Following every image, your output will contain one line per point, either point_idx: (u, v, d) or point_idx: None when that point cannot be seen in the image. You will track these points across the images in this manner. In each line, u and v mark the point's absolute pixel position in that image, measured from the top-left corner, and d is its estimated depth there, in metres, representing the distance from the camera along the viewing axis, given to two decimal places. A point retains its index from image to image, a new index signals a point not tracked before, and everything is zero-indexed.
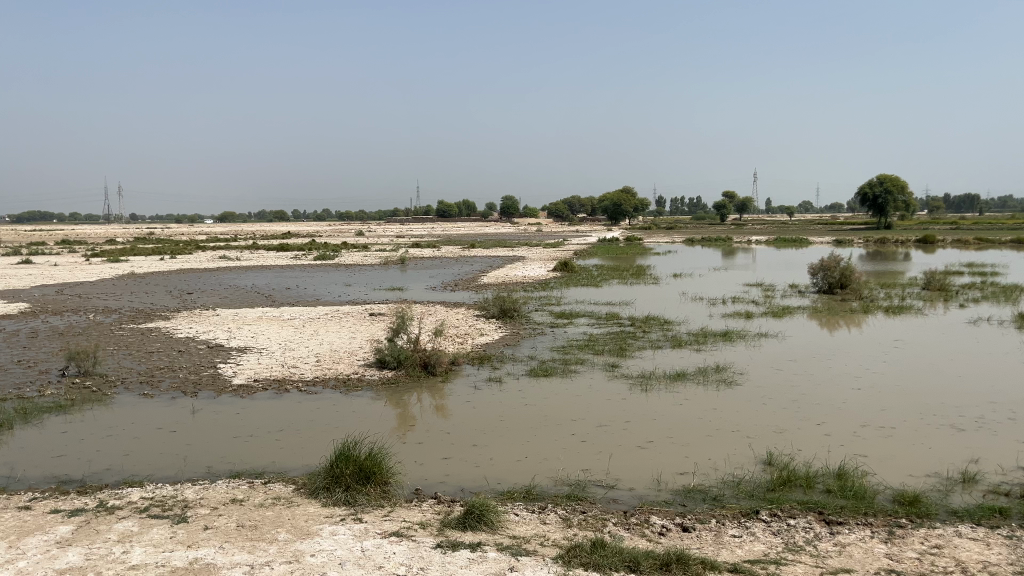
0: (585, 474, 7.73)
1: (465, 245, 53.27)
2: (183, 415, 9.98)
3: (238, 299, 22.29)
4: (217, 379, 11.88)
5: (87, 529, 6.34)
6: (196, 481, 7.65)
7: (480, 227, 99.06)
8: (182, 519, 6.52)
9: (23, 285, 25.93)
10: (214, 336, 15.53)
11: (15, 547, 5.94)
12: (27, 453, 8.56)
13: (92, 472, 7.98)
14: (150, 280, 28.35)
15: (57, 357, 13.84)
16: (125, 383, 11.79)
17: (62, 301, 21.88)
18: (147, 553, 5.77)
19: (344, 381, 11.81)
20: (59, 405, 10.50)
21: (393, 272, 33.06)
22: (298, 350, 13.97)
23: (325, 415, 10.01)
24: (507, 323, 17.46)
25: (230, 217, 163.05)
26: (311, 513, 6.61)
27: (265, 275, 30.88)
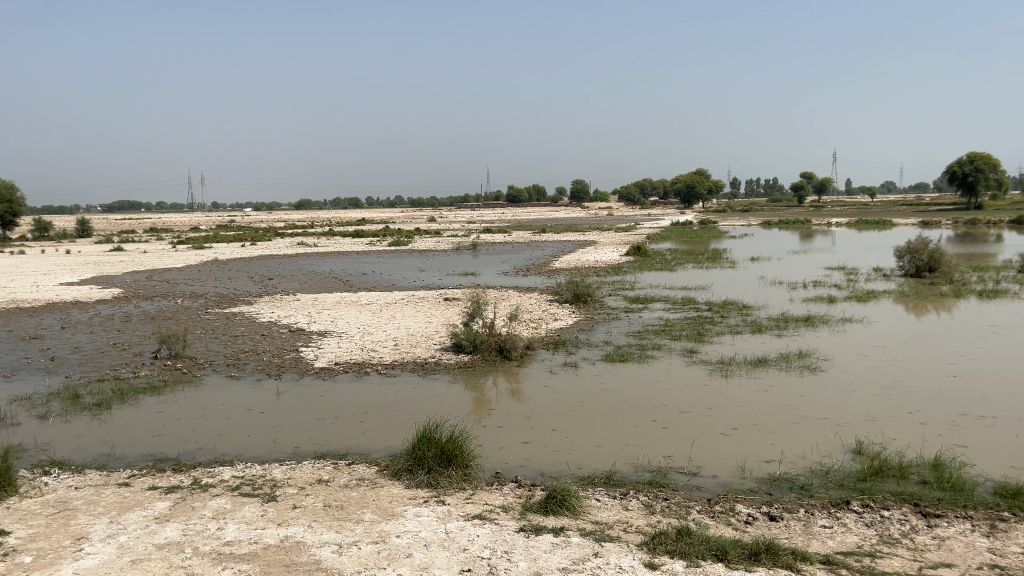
0: (667, 460, 7.61)
1: (537, 229, 53.28)
2: (269, 397, 10.28)
3: (317, 285, 22.80)
4: (300, 362, 12.20)
5: (184, 505, 6.58)
6: (284, 461, 7.85)
7: (550, 212, 98.98)
8: (271, 498, 6.69)
9: (116, 272, 27.13)
10: (295, 320, 15.93)
11: (117, 522, 6.21)
12: (126, 431, 8.96)
13: (186, 450, 8.28)
14: (233, 266, 29.31)
15: (149, 340, 14.42)
16: (213, 365, 12.20)
17: (152, 287, 22.80)
18: (240, 531, 5.95)
19: (422, 364, 11.94)
20: (152, 386, 10.95)
21: (465, 257, 33.24)
22: (375, 334, 14.19)
23: (405, 398, 10.13)
24: (581, 307, 17.36)
25: (306, 205, 166.88)
26: (395, 495, 6.70)
27: (340, 262, 31.48)
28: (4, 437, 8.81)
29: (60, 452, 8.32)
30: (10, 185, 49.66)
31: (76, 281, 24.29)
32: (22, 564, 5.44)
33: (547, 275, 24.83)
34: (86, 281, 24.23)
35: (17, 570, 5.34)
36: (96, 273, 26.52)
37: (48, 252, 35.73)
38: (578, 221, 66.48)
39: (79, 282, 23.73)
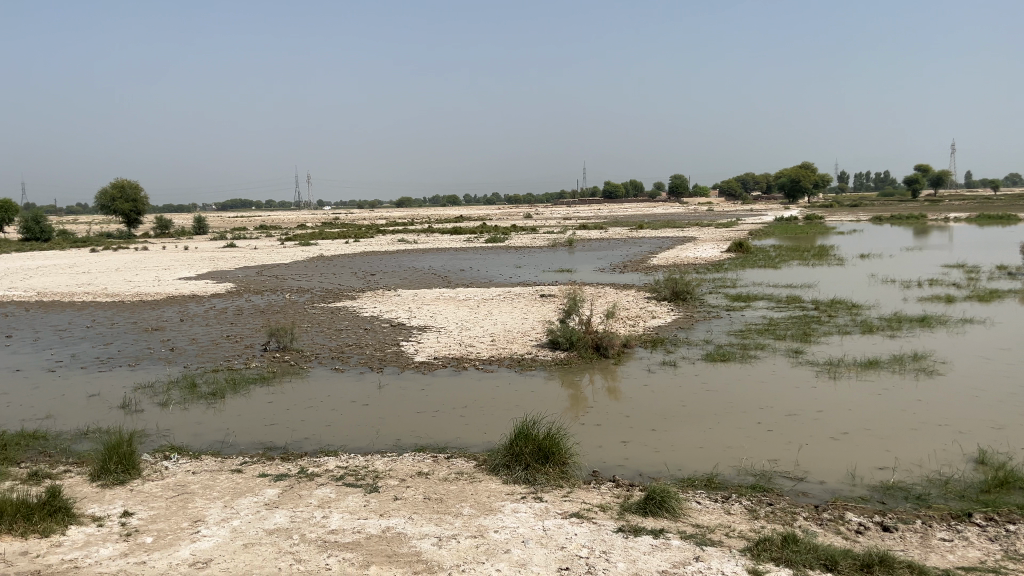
0: (772, 464, 7.37)
1: (635, 226, 52.65)
2: (371, 390, 10.56)
3: (417, 281, 23.25)
4: (400, 355, 12.48)
5: (291, 493, 6.83)
6: (385, 453, 8.04)
7: (647, 209, 97.64)
8: (373, 489, 6.85)
9: (229, 267, 28.49)
10: (395, 315, 16.29)
11: (230, 507, 6.50)
12: (239, 420, 9.38)
13: (293, 440, 8.59)
14: (338, 262, 30.32)
15: (259, 332, 15.06)
16: (318, 358, 12.62)
17: (262, 281, 23.83)
18: (345, 520, 6.12)
19: (518, 360, 11.99)
20: (262, 377, 11.44)
21: (562, 254, 33.19)
22: (473, 330, 14.35)
23: (503, 394, 10.20)
24: (679, 305, 17.05)
25: (405, 202, 170.56)
26: (493, 489, 6.75)
27: (439, 258, 31.96)
28: (129, 422, 9.38)
29: (179, 437, 8.79)
30: (134, 185, 52.94)
31: (193, 275, 25.65)
32: (145, 544, 5.78)
33: (645, 272, 24.50)
34: (202, 276, 25.51)
35: (139, 550, 5.67)
36: (211, 269, 27.93)
37: (168, 249, 37.88)
38: (677, 218, 65.36)
39: (196, 277, 25.05)
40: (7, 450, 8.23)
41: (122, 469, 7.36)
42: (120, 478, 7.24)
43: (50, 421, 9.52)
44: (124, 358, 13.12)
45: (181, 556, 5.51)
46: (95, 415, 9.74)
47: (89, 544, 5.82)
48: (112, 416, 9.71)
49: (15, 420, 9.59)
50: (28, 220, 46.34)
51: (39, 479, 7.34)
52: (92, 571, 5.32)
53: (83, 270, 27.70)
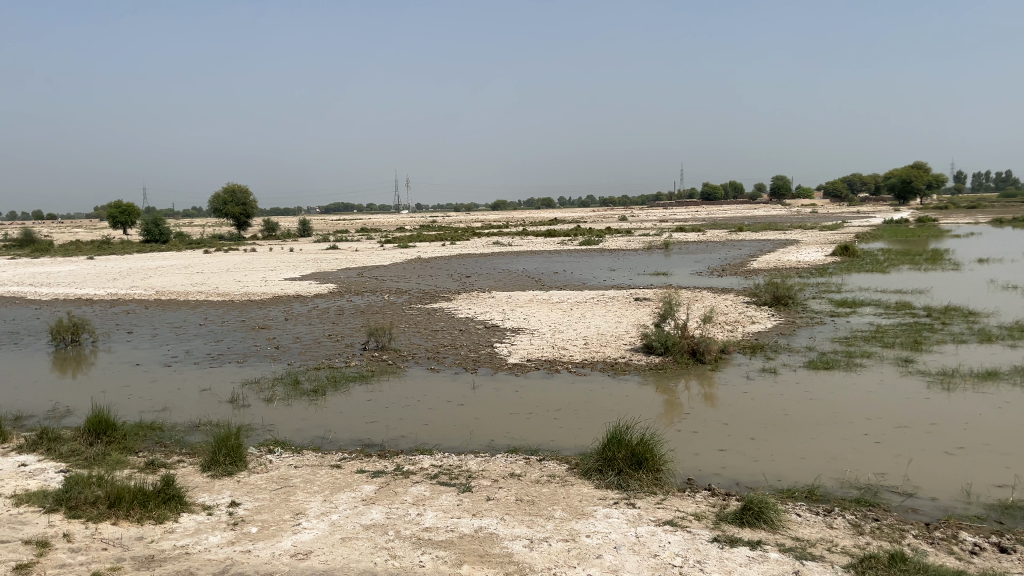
0: (879, 478, 7.04)
1: (734, 228, 51.42)
2: (466, 390, 10.69)
3: (511, 283, 23.43)
4: (494, 357, 12.58)
5: (388, 489, 6.99)
6: (479, 453, 8.12)
7: (747, 210, 95.16)
8: (466, 488, 6.93)
9: (331, 268, 29.43)
10: (490, 317, 16.46)
11: (329, 501, 6.71)
12: (340, 417, 9.69)
13: (390, 438, 8.79)
14: (435, 264, 30.89)
15: (358, 332, 15.49)
16: (415, 358, 12.88)
17: (362, 283, 24.51)
18: (439, 518, 6.22)
19: (612, 364, 11.90)
20: (361, 375, 11.78)
21: (657, 257, 32.76)
22: (566, 332, 14.33)
23: (596, 397, 10.14)
24: (780, 310, 16.53)
25: (501, 205, 172.09)
26: (586, 494, 6.71)
27: (534, 261, 32.12)
28: (238, 416, 9.82)
29: (283, 432, 9.15)
30: (245, 190, 55.32)
31: (298, 276, 26.63)
32: (250, 534, 6.03)
33: (744, 276, 23.86)
34: (306, 277, 26.43)
35: (245, 539, 5.93)
36: (314, 270, 28.95)
37: (275, 250, 39.52)
38: (778, 220, 63.47)
39: (300, 278, 26.02)
40: (128, 439, 8.76)
41: (230, 461, 7.71)
42: (228, 470, 7.59)
43: (166, 414, 10.08)
44: (233, 354, 13.74)
45: (283, 547, 5.73)
46: (206, 409, 10.25)
47: (199, 532, 6.13)
48: (221, 410, 10.20)
49: (135, 412, 10.20)
50: (148, 223, 49.16)
51: (155, 468, 7.78)
52: (201, 557, 5.60)
53: (197, 270, 29.15)
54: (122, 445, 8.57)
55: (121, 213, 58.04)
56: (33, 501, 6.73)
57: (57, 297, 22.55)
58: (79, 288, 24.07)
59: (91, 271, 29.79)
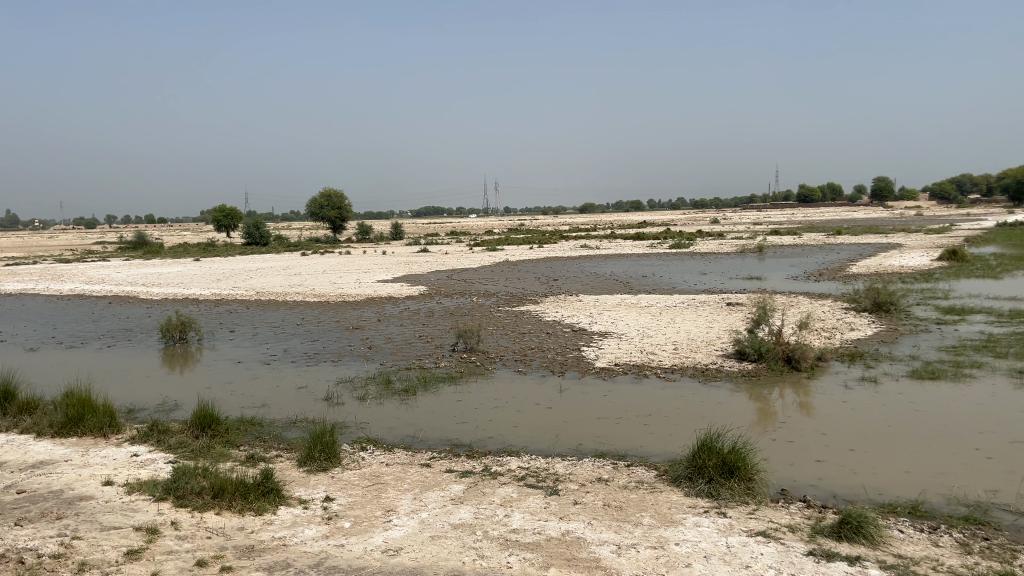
0: (990, 495, 6.66)
1: (832, 231, 49.59)
2: (553, 393, 10.70)
3: (600, 286, 23.32)
4: (581, 360, 12.55)
5: (476, 490, 7.06)
6: (566, 456, 8.11)
7: (846, 211, 91.59)
8: (554, 491, 6.94)
9: (422, 271, 30.00)
10: (578, 320, 16.41)
11: (419, 499, 6.84)
12: (431, 416, 9.86)
13: (478, 438, 8.89)
14: (523, 267, 31.07)
15: (447, 334, 15.73)
16: (503, 360, 12.98)
17: (452, 285, 24.89)
18: (526, 520, 6.25)
19: (702, 370, 11.68)
20: (450, 376, 11.95)
21: (751, 260, 31.97)
22: (656, 337, 14.16)
23: (687, 403, 9.97)
24: (881, 317, 15.87)
25: (589, 208, 171.33)
26: (675, 501, 6.61)
27: (623, 264, 31.89)
28: (333, 414, 10.14)
29: (374, 430, 9.38)
30: (340, 195, 56.97)
31: (390, 278, 27.30)
32: (343, 528, 6.21)
33: (844, 281, 23.01)
34: (398, 279, 27.02)
35: (339, 533, 6.11)
36: (406, 272, 29.55)
37: (369, 253, 40.55)
38: (880, 223, 60.88)
39: (392, 280, 26.61)
40: (230, 433, 9.17)
41: (325, 457, 7.97)
42: (323, 466, 7.85)
43: (265, 410, 10.49)
44: (329, 354, 14.19)
45: (374, 543, 5.87)
46: (303, 406, 10.61)
47: (296, 524, 6.35)
48: (316, 407, 10.54)
49: (237, 407, 10.66)
50: (250, 226, 51.20)
51: (255, 462, 8.11)
52: (298, 549, 5.80)
53: (295, 272, 30.25)
54: (225, 439, 8.98)
55: (224, 217, 60.80)
56: (144, 489, 7.13)
57: (167, 296, 23.81)
58: (186, 289, 25.31)
59: (198, 272, 31.30)
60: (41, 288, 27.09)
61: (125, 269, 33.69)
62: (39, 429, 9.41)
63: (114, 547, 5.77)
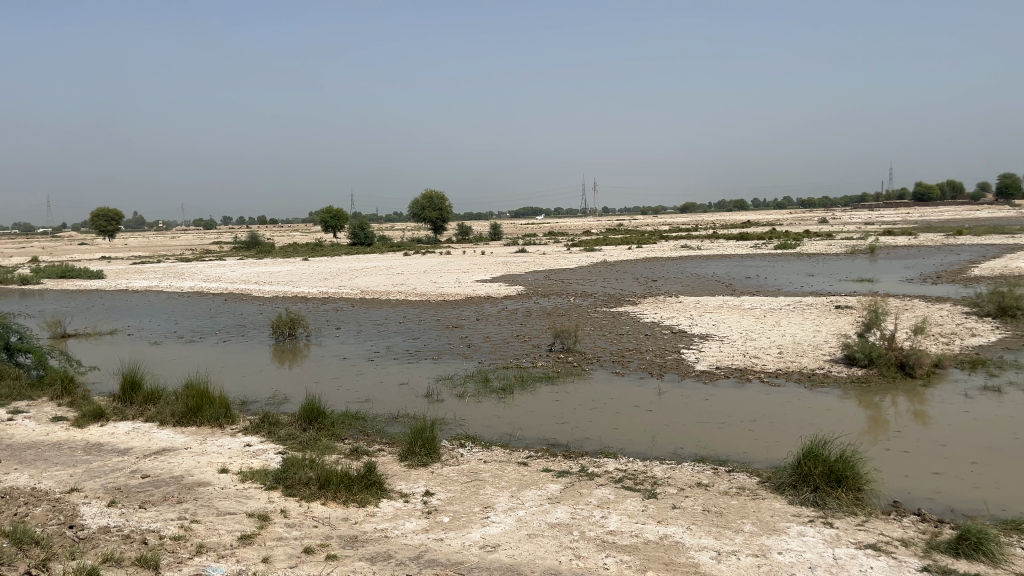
0: None
1: (952, 231, 46.92)
2: (652, 396, 10.57)
3: (701, 288, 22.86)
4: (681, 363, 12.35)
5: (573, 490, 7.06)
6: (664, 460, 8.01)
7: (968, 210, 86.52)
8: (652, 495, 6.86)
9: (521, 271, 30.21)
10: (677, 322, 16.13)
11: (517, 497, 6.89)
12: (529, 415, 9.92)
13: (575, 439, 8.88)
14: (622, 267, 30.81)
15: (545, 333, 15.78)
16: (600, 360, 12.92)
17: (550, 285, 24.98)
18: (623, 522, 6.21)
19: (809, 375, 11.27)
20: (548, 375, 11.99)
21: (862, 262, 30.61)
22: (759, 340, 13.77)
23: (793, 409, 9.66)
24: (1006, 322, 14.90)
25: (690, 208, 168.06)
26: (778, 509, 6.42)
27: (725, 264, 31.15)
28: (432, 410, 10.35)
29: (473, 428, 9.50)
30: (442, 196, 58.06)
31: (489, 278, 27.63)
32: (442, 523, 6.34)
33: (964, 284, 21.72)
34: (497, 279, 27.28)
35: (438, 527, 6.24)
36: (504, 272, 29.79)
37: (468, 253, 41.06)
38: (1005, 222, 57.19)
39: (491, 280, 26.89)
40: (336, 426, 9.51)
41: (425, 452, 8.16)
42: (423, 461, 8.04)
43: (368, 404, 10.82)
44: (429, 351, 14.50)
45: (473, 538, 5.97)
46: (405, 402, 10.89)
47: (397, 517, 6.52)
48: (417, 403, 10.79)
49: (342, 402, 11.02)
50: (355, 227, 52.92)
51: (358, 455, 8.37)
52: (399, 541, 5.95)
53: (397, 271, 31.04)
54: (330, 432, 9.31)
55: (331, 218, 63.04)
56: (255, 478, 7.47)
57: (277, 294, 24.83)
58: (295, 287, 26.29)
59: (306, 271, 32.56)
60: (163, 285, 28.74)
61: (239, 267, 35.40)
62: (162, 417, 10.03)
63: (229, 531, 6.09)
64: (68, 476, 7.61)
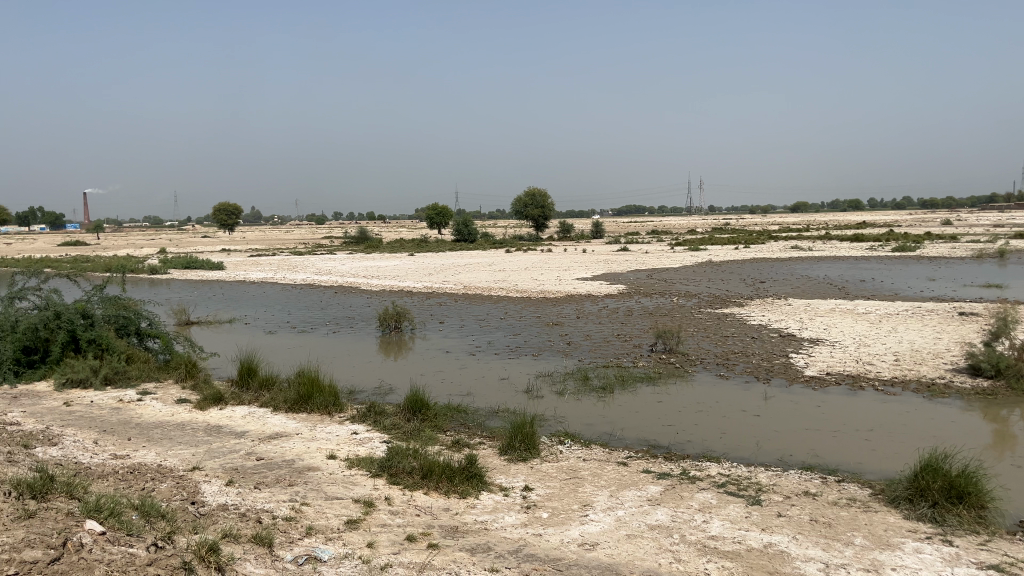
0: None
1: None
2: (757, 400, 10.29)
3: (812, 290, 22.04)
4: (789, 368, 11.97)
5: (673, 493, 6.97)
6: (770, 466, 7.79)
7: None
8: (756, 501, 6.69)
9: (622, 270, 29.97)
10: (785, 325, 15.63)
11: (616, 497, 6.86)
12: (630, 415, 9.86)
13: (676, 441, 8.75)
14: (727, 267, 30.09)
15: (647, 333, 15.62)
16: (704, 362, 12.69)
17: (651, 284, 24.70)
18: (725, 528, 6.08)
19: (928, 385, 10.69)
20: (649, 376, 11.86)
21: (990, 266, 28.79)
22: (873, 346, 13.17)
23: (909, 419, 9.20)
24: None
25: (802, 207, 162.35)
26: (892, 524, 6.14)
27: (838, 266, 29.98)
28: (532, 406, 10.44)
29: (573, 425, 9.52)
30: (544, 193, 58.20)
31: (590, 276, 27.52)
32: (541, 518, 6.38)
33: None
34: (599, 277, 27.15)
35: (537, 523, 6.29)
36: (606, 271, 29.56)
37: (571, 251, 41.02)
38: None
39: (593, 278, 26.80)
40: (438, 418, 9.73)
41: (525, 447, 8.23)
42: (523, 456, 8.11)
43: (470, 398, 11.02)
44: (529, 348, 14.61)
45: (571, 535, 5.98)
46: (505, 396, 11.03)
47: (497, 510, 6.61)
48: (517, 398, 10.91)
49: (444, 394, 11.25)
50: (459, 223, 53.79)
51: (460, 447, 8.52)
52: (498, 534, 6.03)
53: (499, 268, 31.37)
54: (433, 423, 9.52)
55: (436, 214, 64.24)
56: (362, 465, 7.73)
57: (384, 289, 25.50)
58: (400, 281, 27.00)
59: (411, 266, 33.41)
60: (277, 277, 30.00)
61: (349, 262, 36.61)
62: (275, 404, 10.49)
63: (336, 515, 6.32)
64: (192, 455, 8.10)
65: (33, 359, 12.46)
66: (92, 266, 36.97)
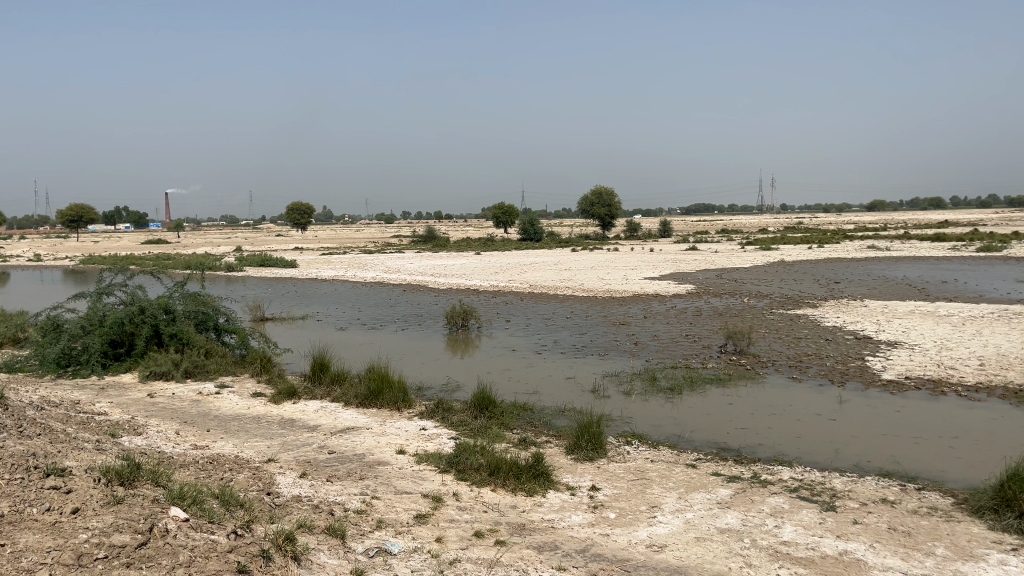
0: None
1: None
2: (832, 404, 10.02)
3: (890, 291, 21.32)
4: (865, 371, 11.61)
5: (744, 496, 6.85)
6: (845, 472, 7.58)
7: None
8: (830, 507, 6.52)
9: (690, 269, 29.54)
10: (861, 327, 15.17)
11: (684, 499, 6.78)
12: (699, 417, 9.72)
13: (747, 444, 8.60)
14: (799, 268, 29.34)
15: (716, 334, 15.38)
16: (775, 364, 12.43)
17: (721, 284, 24.28)
18: (798, 533, 5.95)
19: (1015, 391, 10.23)
20: (719, 377, 11.68)
21: None
22: (956, 350, 12.67)
23: (996, 427, 8.82)
24: None
25: (878, 206, 157.18)
26: (976, 534, 5.91)
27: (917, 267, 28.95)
28: (599, 406, 10.40)
29: (641, 426, 9.45)
30: (611, 193, 57.81)
31: (658, 276, 27.23)
32: (608, 518, 6.36)
33: None
34: (666, 277, 26.82)
35: (604, 523, 6.27)
36: (674, 271, 29.20)
37: (638, 250, 40.65)
38: None
39: (660, 278, 26.50)
40: (505, 416, 9.79)
41: (592, 447, 8.21)
42: (589, 455, 8.09)
43: (537, 396, 11.06)
44: (596, 347, 14.56)
45: (639, 536, 5.95)
46: (573, 395, 11.02)
47: (564, 509, 6.61)
48: (584, 398, 10.89)
49: (511, 393, 11.30)
50: (524, 221, 53.83)
51: (527, 446, 8.55)
52: (565, 533, 6.04)
53: (566, 267, 31.31)
54: (500, 421, 9.58)
55: (503, 214, 64.42)
56: (430, 461, 7.83)
57: (451, 287, 25.75)
58: (467, 280, 27.21)
59: (478, 265, 33.68)
60: (348, 275, 30.61)
61: (417, 260, 37.10)
62: (347, 399, 10.72)
63: (405, 509, 6.43)
64: (267, 447, 8.35)
65: (119, 352, 13.07)
66: (172, 263, 38.46)
